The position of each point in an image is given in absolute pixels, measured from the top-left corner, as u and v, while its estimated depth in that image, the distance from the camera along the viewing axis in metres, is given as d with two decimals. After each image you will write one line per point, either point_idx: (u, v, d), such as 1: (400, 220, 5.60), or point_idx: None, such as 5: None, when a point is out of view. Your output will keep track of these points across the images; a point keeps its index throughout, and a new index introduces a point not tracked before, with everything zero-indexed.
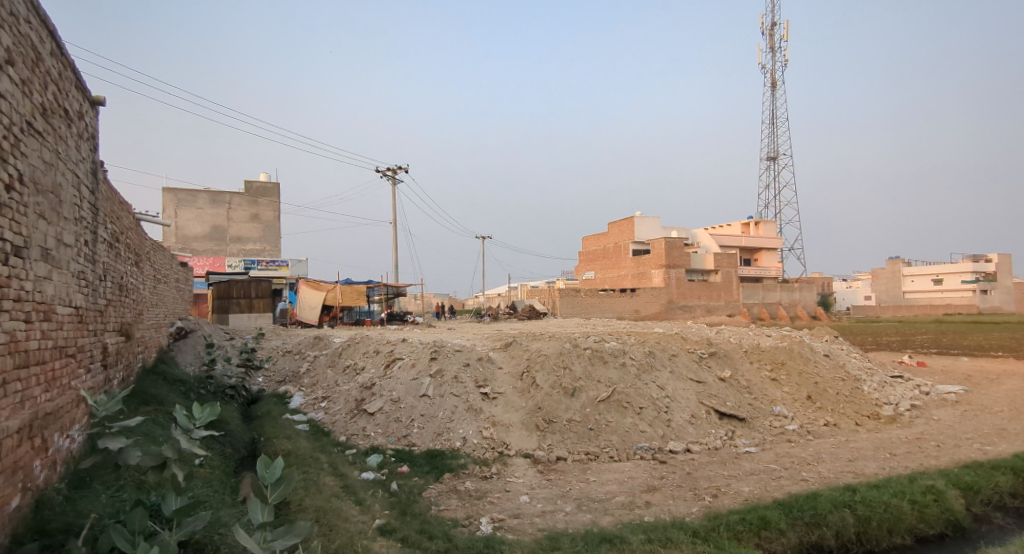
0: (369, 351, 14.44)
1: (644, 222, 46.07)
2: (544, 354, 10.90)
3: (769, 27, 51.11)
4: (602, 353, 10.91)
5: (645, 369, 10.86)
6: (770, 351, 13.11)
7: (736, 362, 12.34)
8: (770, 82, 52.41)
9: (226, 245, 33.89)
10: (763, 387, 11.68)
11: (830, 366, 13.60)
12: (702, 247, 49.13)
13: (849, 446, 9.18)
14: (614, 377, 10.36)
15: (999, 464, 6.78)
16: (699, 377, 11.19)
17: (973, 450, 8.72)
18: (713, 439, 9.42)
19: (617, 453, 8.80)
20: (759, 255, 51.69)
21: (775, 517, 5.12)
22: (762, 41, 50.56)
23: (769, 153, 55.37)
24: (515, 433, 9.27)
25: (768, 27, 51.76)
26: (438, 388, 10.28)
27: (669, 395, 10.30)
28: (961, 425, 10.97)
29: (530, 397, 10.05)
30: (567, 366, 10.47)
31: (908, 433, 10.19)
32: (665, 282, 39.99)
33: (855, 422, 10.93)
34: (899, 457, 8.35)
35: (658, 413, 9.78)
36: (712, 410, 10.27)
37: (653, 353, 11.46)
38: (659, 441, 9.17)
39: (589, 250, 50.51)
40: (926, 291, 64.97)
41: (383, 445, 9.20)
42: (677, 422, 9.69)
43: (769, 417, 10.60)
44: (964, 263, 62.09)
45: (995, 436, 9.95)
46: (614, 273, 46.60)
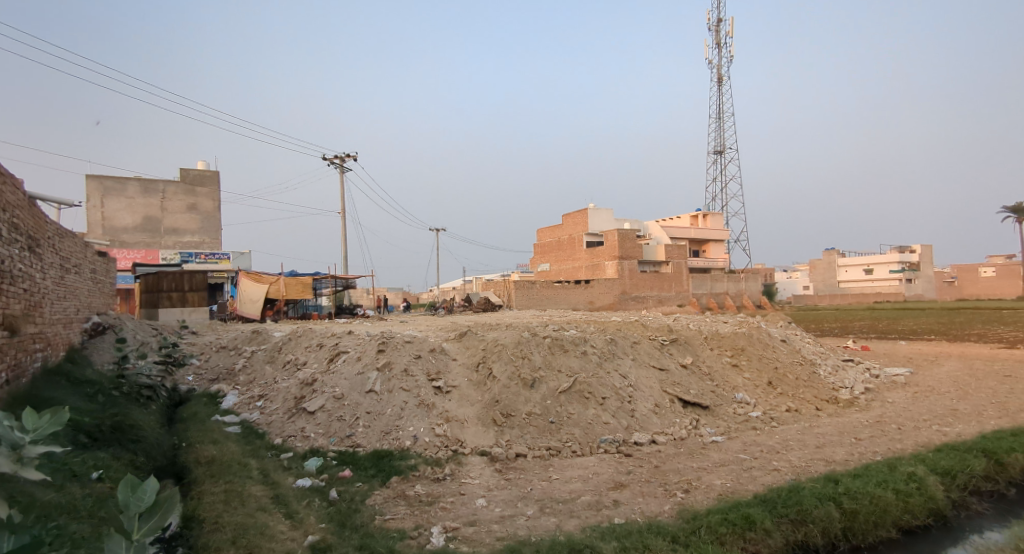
0: (312, 345, 13.35)
1: (598, 213, 46.10)
2: (501, 343, 10.22)
3: (715, 23, 52.21)
4: (562, 342, 10.34)
5: (606, 357, 10.37)
6: (730, 337, 12.90)
7: (697, 348, 12.06)
8: (717, 77, 53.60)
9: (161, 237, 31.37)
10: (725, 373, 11.44)
11: (787, 351, 13.57)
12: (654, 238, 49.74)
13: (814, 431, 8.97)
14: (575, 366, 9.82)
15: (969, 447, 6.62)
16: (661, 364, 10.81)
17: (934, 432, 8.68)
18: (678, 428, 9.01)
19: (581, 448, 8.23)
20: (708, 247, 52.85)
21: (760, 515, 4.63)
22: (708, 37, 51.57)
23: (716, 147, 56.64)
24: (471, 429, 8.55)
25: (713, 24, 52.81)
26: (386, 383, 9.42)
27: (633, 384, 9.83)
28: (915, 406, 11.07)
29: (487, 390, 9.35)
30: (526, 355, 9.83)
31: (867, 416, 10.15)
32: (619, 273, 40.11)
33: (816, 407, 10.81)
34: (865, 442, 8.16)
35: (622, 403, 9.28)
36: (675, 398, 9.88)
37: (615, 341, 10.98)
38: (624, 433, 8.67)
39: (544, 242, 50.14)
40: (858, 281, 68.18)
41: (324, 447, 8.28)
42: (641, 412, 9.23)
43: (732, 404, 10.32)
44: (893, 253, 65.72)
45: (949, 417, 10.02)
46: (569, 265, 46.42)
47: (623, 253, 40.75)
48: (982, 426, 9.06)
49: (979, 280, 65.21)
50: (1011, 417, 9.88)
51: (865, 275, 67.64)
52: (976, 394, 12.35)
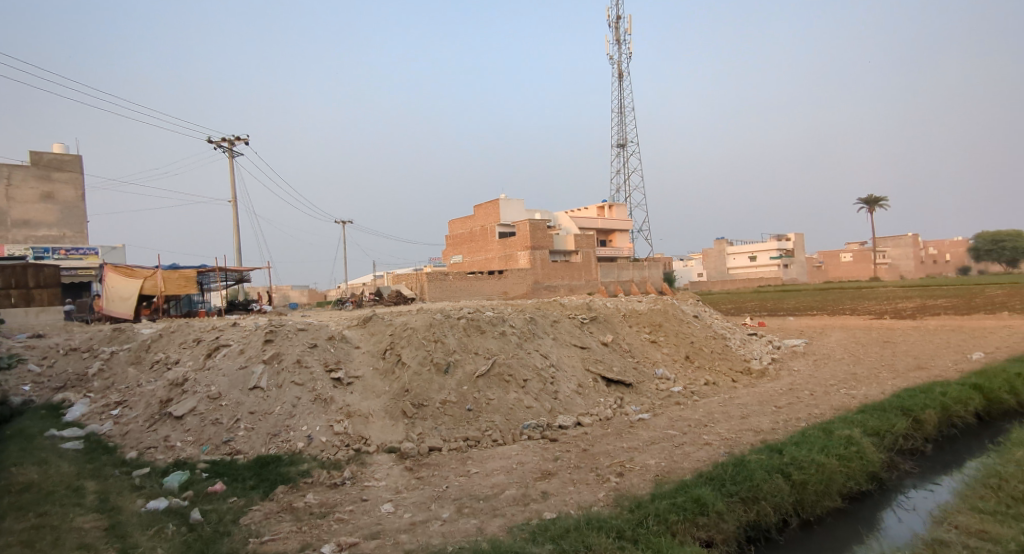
0: (188, 341, 11.41)
1: (510, 203, 45.67)
2: (410, 327, 9.15)
3: (614, 20, 53.51)
4: (478, 322, 9.48)
5: (526, 337, 9.67)
6: (648, 314, 12.76)
7: (616, 326, 11.74)
8: (618, 73, 55.08)
9: (6, 231, 26.38)
10: (645, 350, 11.19)
11: (700, 327, 13.71)
12: (563, 228, 50.31)
13: (736, 402, 8.86)
14: (494, 348, 9.01)
15: (887, 405, 6.62)
16: (582, 343, 10.31)
17: (844, 395, 8.87)
18: (603, 408, 8.50)
19: (502, 436, 7.41)
20: (614, 237, 54.44)
21: (710, 496, 4.07)
22: (609, 32, 52.71)
23: (619, 140, 58.37)
24: (378, 425, 7.45)
25: (614, 20, 54.12)
26: (274, 378, 7.96)
27: (554, 364, 9.22)
28: (819, 373, 11.48)
29: (396, 379, 8.27)
30: (439, 339, 8.86)
31: (780, 385, 10.30)
32: (531, 263, 39.97)
33: (732, 379, 10.83)
34: (785, 409, 8.09)
35: (544, 384, 8.61)
36: (599, 377, 9.39)
37: (535, 320, 10.33)
38: (548, 417, 7.98)
39: (456, 233, 49.01)
40: (743, 267, 74.02)
41: (193, 458, 6.69)
42: (564, 393, 8.61)
43: (654, 380, 10.04)
44: (774, 241, 71.82)
45: (851, 380, 10.42)
46: (482, 256, 45.67)
47: (535, 243, 40.69)
48: (883, 386, 9.43)
49: (840, 264, 73.43)
50: (903, 376, 10.44)
51: (751, 262, 73.38)
52: (866, 358, 13.16)
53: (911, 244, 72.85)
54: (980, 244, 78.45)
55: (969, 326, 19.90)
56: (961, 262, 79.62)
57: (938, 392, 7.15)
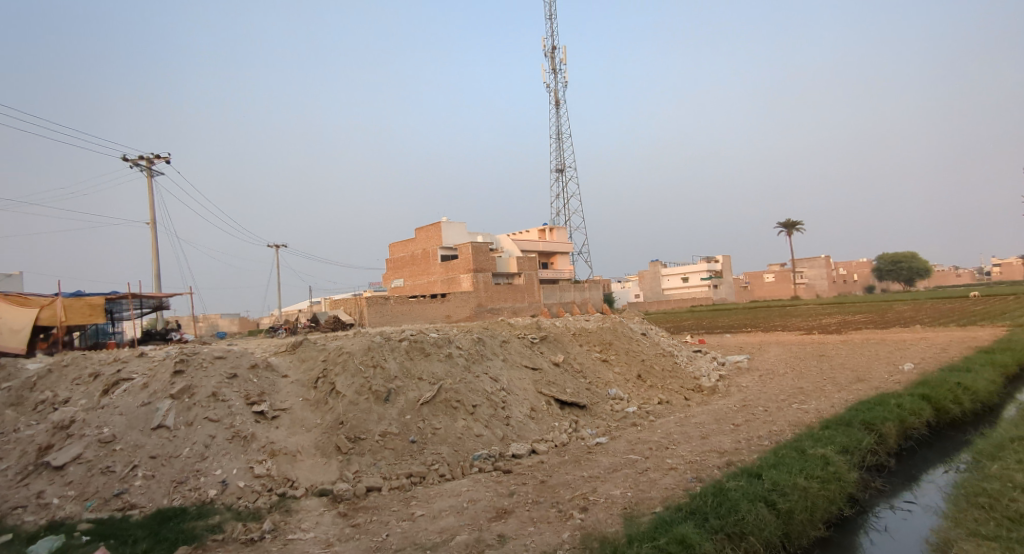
0: (83, 377, 9.87)
1: (452, 226, 45.00)
2: (346, 352, 8.29)
3: (551, 49, 54.84)
4: (422, 344, 8.73)
5: (474, 359, 9.00)
6: (597, 332, 12.43)
7: (567, 346, 11.30)
8: (556, 100, 56.25)
9: None
10: (597, 369, 10.79)
11: (649, 344, 13.54)
12: (506, 250, 50.09)
13: (693, 422, 8.56)
14: (440, 371, 8.29)
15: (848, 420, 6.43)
16: (534, 364, 9.77)
17: (797, 410, 8.78)
18: (558, 433, 7.94)
19: (449, 470, 6.66)
20: (555, 259, 54.83)
21: (696, 535, 3.57)
22: (546, 61, 53.90)
23: (559, 165, 59.40)
24: (307, 465, 6.51)
25: (552, 50, 55.59)
26: (183, 415, 6.80)
27: (505, 387, 8.60)
28: (768, 388, 11.48)
29: (329, 410, 7.37)
30: (379, 364, 8.05)
31: (733, 401, 10.15)
32: (474, 286, 39.30)
33: (685, 397, 10.59)
34: (743, 427, 7.84)
35: (494, 410, 7.95)
36: (552, 400, 8.84)
37: (483, 340, 9.69)
38: (500, 446, 7.31)
39: (397, 256, 47.66)
40: (676, 288, 76.10)
41: (74, 517, 5.39)
42: (516, 419, 7.99)
43: (608, 401, 9.61)
44: (705, 263, 74.94)
45: (799, 394, 10.43)
46: (424, 279, 44.55)
47: (477, 266, 40.12)
48: (831, 399, 9.44)
49: (765, 284, 77.62)
50: (847, 388, 10.58)
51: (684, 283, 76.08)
52: (807, 372, 13.38)
53: (826, 265, 78.20)
54: (883, 265, 85.64)
55: (888, 339, 21.04)
56: (869, 281, 86.31)
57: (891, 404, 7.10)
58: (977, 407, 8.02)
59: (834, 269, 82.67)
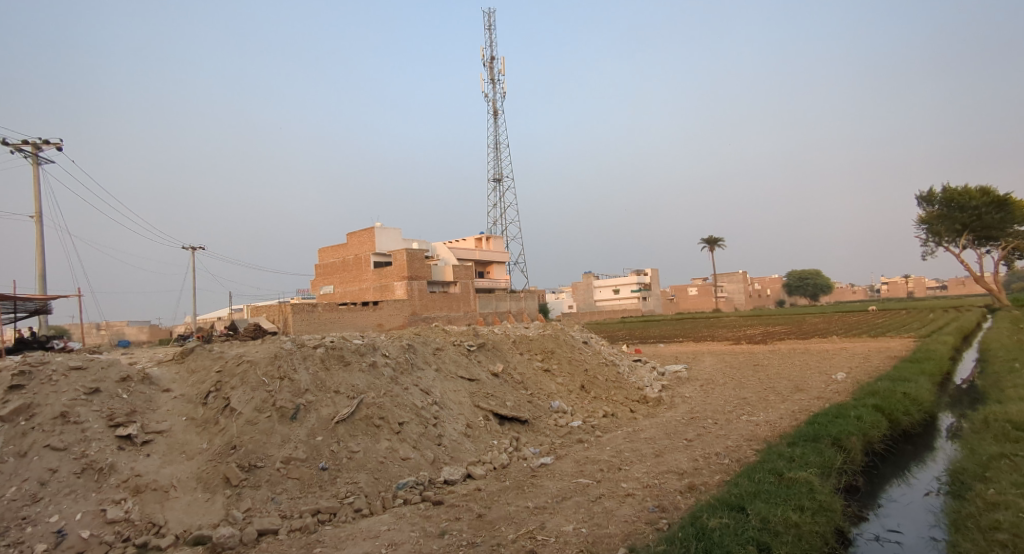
0: None
1: (386, 232, 43.13)
2: (247, 361, 6.95)
3: (491, 60, 54.44)
4: (342, 352, 7.51)
5: (403, 369, 7.88)
6: (539, 340, 11.63)
7: (507, 355, 10.42)
8: (496, 110, 55.74)
9: None
10: (539, 380, 9.95)
11: (591, 354, 12.88)
12: (441, 258, 48.66)
13: (643, 437, 7.88)
14: (362, 384, 7.11)
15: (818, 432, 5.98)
16: (471, 374, 8.77)
17: (748, 423, 8.31)
18: (497, 453, 6.97)
19: (368, 503, 5.51)
20: (491, 268, 54.09)
21: None
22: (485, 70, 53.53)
23: (496, 174, 58.87)
24: (182, 504, 5.16)
25: (490, 60, 55.31)
26: (13, 444, 5.23)
27: (437, 401, 7.54)
28: (713, 398, 11.08)
29: (220, 433, 6.01)
30: (287, 375, 6.76)
31: (681, 413, 9.61)
32: (407, 294, 37.70)
33: (630, 409, 9.94)
34: (698, 443, 7.23)
35: (424, 428, 6.87)
36: (491, 415, 7.87)
37: (413, 348, 8.59)
38: (430, 470, 6.25)
39: (326, 262, 45.06)
40: (608, 300, 77.33)
41: None
42: (450, 438, 6.95)
43: (552, 415, 8.76)
44: (636, 276, 76.88)
45: (745, 404, 10.07)
46: (355, 286, 42.34)
47: (412, 273, 38.52)
48: (779, 410, 9.10)
49: (690, 296, 80.91)
50: (790, 397, 10.35)
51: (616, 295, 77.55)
52: (746, 381, 13.23)
53: (744, 280, 82.59)
54: (794, 280, 91.72)
55: (812, 348, 21.76)
56: (784, 296, 92.01)
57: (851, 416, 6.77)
58: (924, 419, 7.85)
59: (752, 285, 87.59)
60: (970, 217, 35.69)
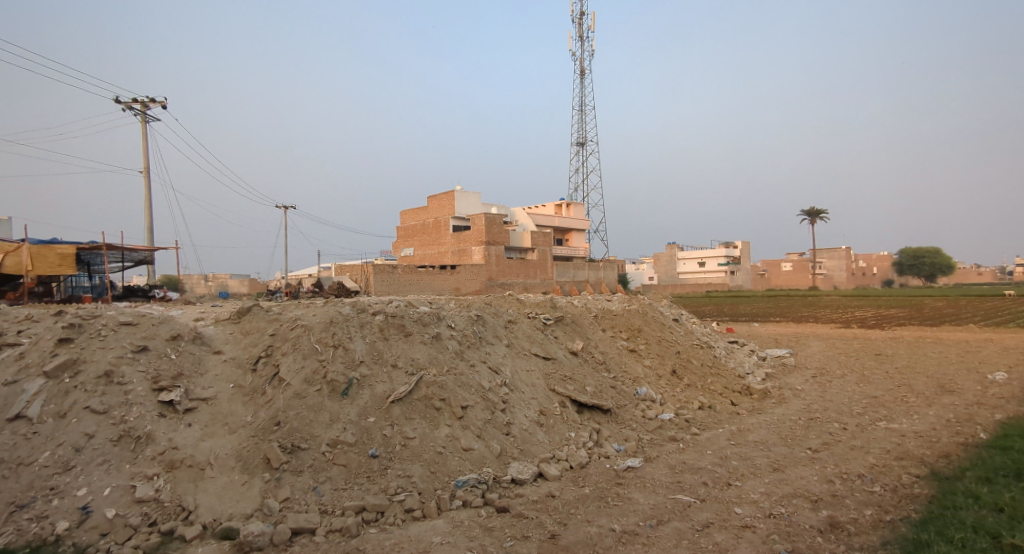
0: None
1: (465, 196, 42.67)
2: (301, 325, 6.32)
3: (579, 17, 51.51)
4: (402, 321, 6.71)
5: (470, 344, 6.98)
6: (624, 316, 10.36)
7: (587, 331, 9.29)
8: (582, 71, 53.02)
9: None
10: (623, 362, 8.75)
11: (683, 333, 11.40)
12: (520, 224, 47.70)
13: (753, 440, 6.49)
14: (424, 359, 6.27)
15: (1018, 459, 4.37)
16: (546, 352, 7.73)
17: (891, 433, 6.66)
18: (574, 449, 5.92)
19: (421, 503, 4.68)
20: (571, 236, 52.47)
21: None
22: (573, 27, 50.78)
23: (579, 138, 56.50)
24: (217, 486, 4.58)
25: (577, 16, 52.36)
26: (54, 403, 4.90)
27: (507, 383, 6.59)
28: (833, 393, 9.31)
29: (266, 405, 5.40)
30: (341, 344, 6.06)
31: (796, 411, 8.04)
32: (485, 259, 37.27)
33: (731, 402, 8.48)
34: (830, 456, 5.75)
35: (491, 413, 5.94)
36: (568, 401, 6.81)
37: (483, 319, 7.67)
38: (495, 466, 5.33)
39: (408, 225, 45.58)
40: (692, 272, 73.28)
41: None
42: (520, 427, 5.98)
43: (638, 404, 7.56)
44: (725, 248, 72.03)
45: (877, 404, 8.29)
46: (434, 249, 42.57)
47: (490, 238, 37.94)
48: (928, 418, 7.29)
49: (783, 272, 74.91)
50: (937, 400, 8.40)
51: (701, 268, 73.22)
52: (870, 374, 11.20)
53: (847, 256, 75.05)
54: (907, 259, 82.16)
55: (943, 338, 18.71)
56: (895, 275, 82.93)
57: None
58: None
59: (857, 262, 79.40)
60: None
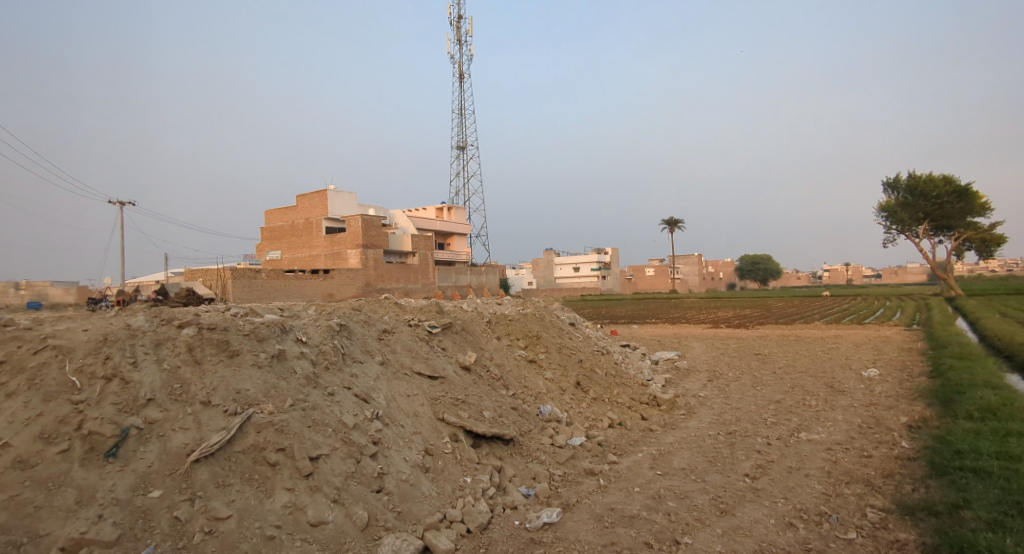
0: None
1: (340, 196, 39.22)
2: (52, 346, 4.02)
3: (457, 20, 50.33)
4: (227, 335, 4.67)
5: (329, 364, 5.15)
6: (520, 321, 9.08)
7: (479, 340, 7.84)
8: (461, 75, 51.83)
9: None
10: (522, 375, 7.44)
11: (581, 338, 10.43)
12: (400, 227, 45.07)
13: (682, 467, 5.48)
14: (256, 389, 4.30)
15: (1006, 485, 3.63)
16: (432, 370, 6.14)
17: (816, 446, 6.07)
18: (471, 501, 4.40)
19: None
20: (452, 240, 51.04)
21: None
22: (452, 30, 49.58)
23: (460, 142, 55.28)
24: None
25: (456, 18, 51.14)
26: None
27: (380, 416, 4.89)
28: (736, 398, 8.86)
29: None
30: (118, 373, 3.90)
31: (710, 423, 7.31)
32: (362, 264, 34.47)
33: (641, 416, 7.54)
34: (775, 485, 4.86)
35: (355, 463, 4.19)
36: (461, 433, 5.28)
37: (349, 329, 5.87)
38: (359, 547, 3.61)
39: (273, 226, 40.88)
40: (570, 277, 75.67)
41: None
42: (396, 479, 4.33)
43: (543, 428, 6.26)
44: (599, 255, 75.39)
45: (785, 410, 7.87)
46: (305, 252, 38.60)
47: (368, 241, 35.14)
48: (840, 425, 6.90)
49: (649, 277, 80.56)
50: (836, 403, 8.21)
51: (577, 273, 75.79)
52: (760, 376, 11.12)
53: (701, 263, 82.66)
54: (746, 266, 92.89)
55: (801, 335, 20.24)
56: (740, 279, 93.27)
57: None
58: None
59: (708, 268, 88.08)
60: (933, 206, 39.99)
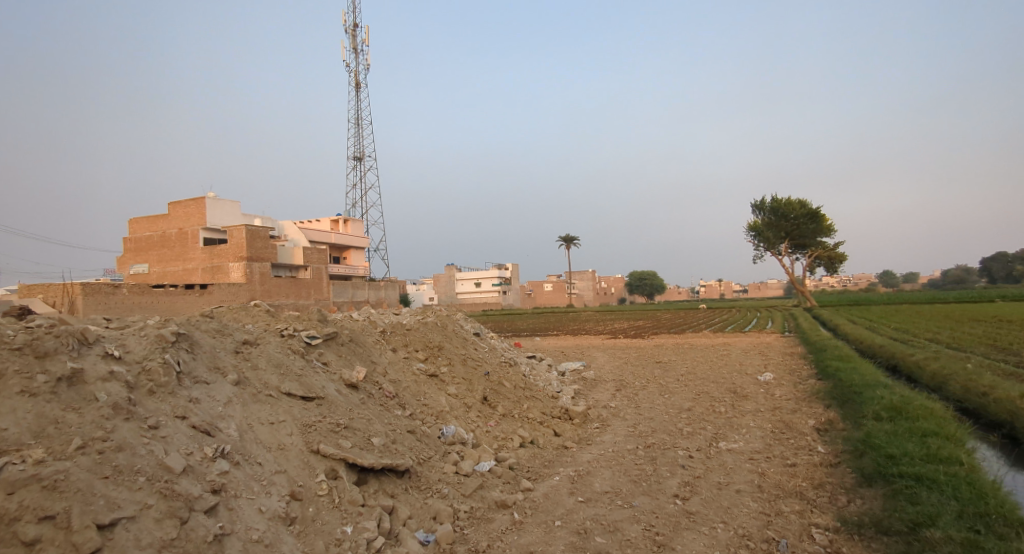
0: None
1: (221, 205, 35.30)
2: None
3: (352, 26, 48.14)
4: None
5: (155, 386, 3.80)
6: (419, 332, 8.04)
7: (370, 353, 6.70)
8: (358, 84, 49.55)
9: None
10: (421, 392, 6.42)
11: (487, 350, 9.59)
12: (291, 239, 41.64)
13: (606, 491, 4.78)
14: (20, 429, 2.90)
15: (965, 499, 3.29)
16: (307, 389, 4.93)
17: (738, 455, 5.69)
18: None
19: None
20: (349, 253, 48.25)
21: None
22: (347, 37, 47.29)
23: (357, 153, 52.72)
24: None
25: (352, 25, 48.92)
26: None
27: (226, 453, 3.65)
28: (648, 408, 8.48)
29: None
30: None
31: (627, 436, 6.77)
32: (246, 279, 31.17)
33: (554, 432, 6.83)
34: (711, 506, 4.30)
35: (178, 525, 2.95)
36: (341, 468, 4.16)
37: (192, 341, 4.51)
38: None
39: (139, 236, 35.89)
40: (472, 293, 75.03)
41: None
42: (243, 541, 3.14)
43: (446, 453, 5.28)
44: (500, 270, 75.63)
45: (698, 418, 7.57)
46: (178, 266, 34.23)
47: (254, 254, 31.81)
48: (755, 431, 6.66)
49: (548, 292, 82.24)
50: (744, 409, 8.09)
51: (478, 289, 75.34)
52: (666, 384, 10.98)
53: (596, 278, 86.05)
54: (635, 281, 98.34)
55: (693, 344, 21.08)
56: (631, 294, 98.53)
57: (957, 454, 4.24)
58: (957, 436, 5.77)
59: (602, 284, 92.01)
60: (791, 226, 44.67)
